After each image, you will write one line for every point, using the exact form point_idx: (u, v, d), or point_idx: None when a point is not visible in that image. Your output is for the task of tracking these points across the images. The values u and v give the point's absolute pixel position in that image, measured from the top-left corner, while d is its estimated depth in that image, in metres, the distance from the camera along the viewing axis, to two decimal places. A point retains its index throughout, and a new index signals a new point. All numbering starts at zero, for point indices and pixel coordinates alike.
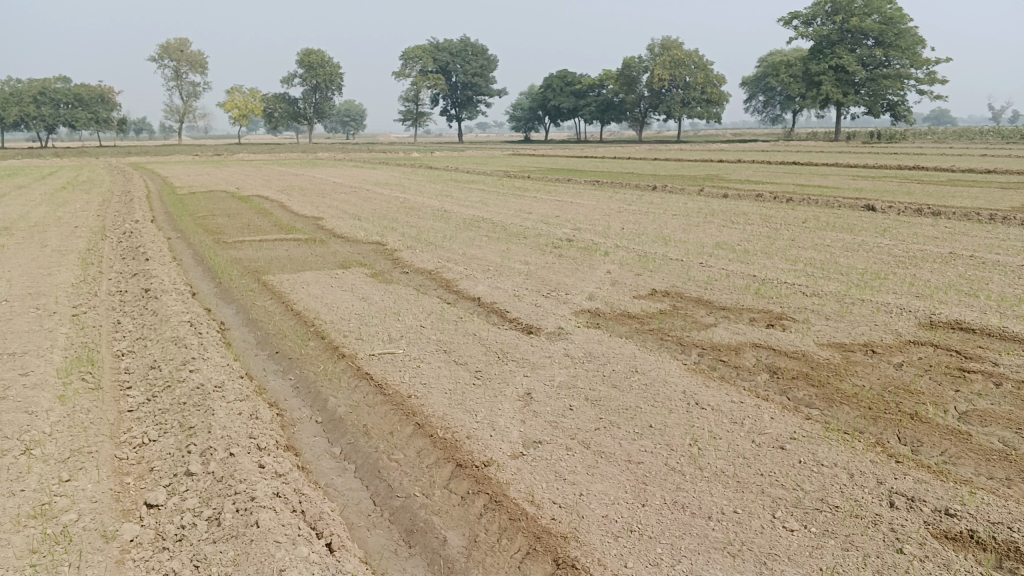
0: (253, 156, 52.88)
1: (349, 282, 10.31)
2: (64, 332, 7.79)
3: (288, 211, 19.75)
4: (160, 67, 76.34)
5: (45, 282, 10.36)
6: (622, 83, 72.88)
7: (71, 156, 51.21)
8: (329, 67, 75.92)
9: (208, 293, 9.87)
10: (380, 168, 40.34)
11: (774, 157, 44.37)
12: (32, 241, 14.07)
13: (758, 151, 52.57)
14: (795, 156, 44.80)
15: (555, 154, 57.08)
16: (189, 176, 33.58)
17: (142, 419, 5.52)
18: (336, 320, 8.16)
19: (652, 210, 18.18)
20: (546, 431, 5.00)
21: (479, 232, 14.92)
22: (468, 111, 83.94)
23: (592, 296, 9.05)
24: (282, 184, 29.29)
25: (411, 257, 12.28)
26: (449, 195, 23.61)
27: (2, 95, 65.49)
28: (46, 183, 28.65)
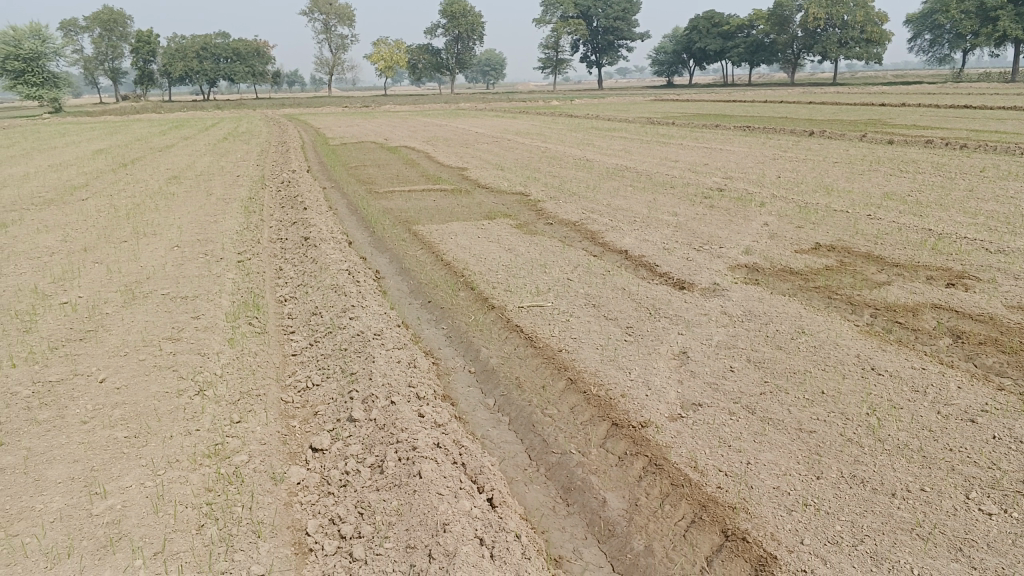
0: (399, 107, 54.04)
1: (496, 232, 10.30)
2: (231, 277, 8.16)
3: (433, 161, 20.02)
4: (310, 21, 78.86)
5: (213, 229, 10.91)
6: (774, 24, 69.20)
7: (231, 109, 53.94)
8: (471, 17, 76.06)
9: (362, 242, 10.11)
10: (521, 117, 40.24)
11: (942, 100, 41.03)
12: (200, 190, 14.90)
13: (923, 94, 48.84)
14: (966, 98, 41.27)
15: (700, 100, 55.13)
16: (339, 127, 34.70)
17: (305, 364, 5.70)
18: (485, 270, 8.15)
19: (808, 159, 17.20)
20: (707, 393, 4.76)
21: (626, 182, 14.59)
22: (608, 57, 82.21)
23: (749, 250, 8.63)
24: (427, 134, 29.75)
25: (557, 207, 12.14)
26: (592, 144, 23.24)
27: (170, 52, 69.64)
28: (211, 135, 30.29)
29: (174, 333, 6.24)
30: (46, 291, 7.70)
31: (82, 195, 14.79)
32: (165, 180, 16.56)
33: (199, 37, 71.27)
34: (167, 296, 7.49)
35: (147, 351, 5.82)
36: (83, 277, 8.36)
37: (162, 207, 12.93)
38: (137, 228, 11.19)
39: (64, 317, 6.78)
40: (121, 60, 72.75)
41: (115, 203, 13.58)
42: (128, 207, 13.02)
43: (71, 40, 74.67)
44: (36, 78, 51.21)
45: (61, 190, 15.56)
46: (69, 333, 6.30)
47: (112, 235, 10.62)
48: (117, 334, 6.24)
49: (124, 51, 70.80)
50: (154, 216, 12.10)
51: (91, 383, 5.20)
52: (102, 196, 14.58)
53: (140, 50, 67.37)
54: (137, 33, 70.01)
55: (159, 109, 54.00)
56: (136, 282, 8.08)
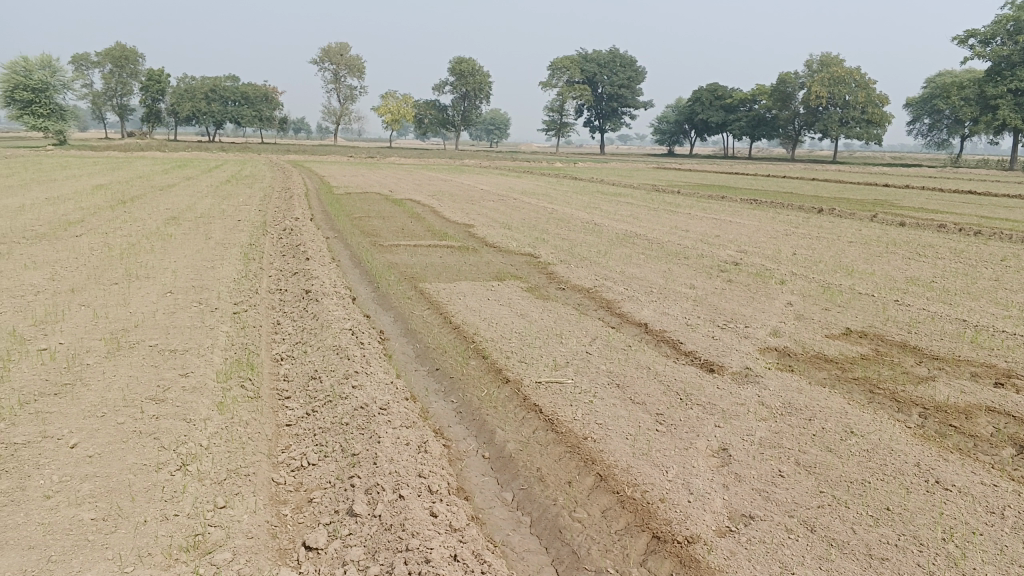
0: (403, 160, 54.10)
1: (507, 295, 9.80)
2: (225, 330, 7.62)
3: (439, 217, 19.61)
4: (320, 70, 79.67)
5: (208, 275, 10.40)
6: (777, 100, 70.01)
7: (235, 152, 53.82)
8: (479, 75, 76.75)
9: (365, 298, 9.59)
10: (526, 177, 40.10)
11: (945, 184, 41.12)
12: (198, 232, 14.43)
13: (924, 177, 48.97)
14: (970, 183, 41.37)
15: (702, 170, 55.26)
16: (343, 176, 34.46)
17: (300, 438, 5.12)
18: (497, 336, 7.62)
19: (822, 236, 16.83)
20: (758, 504, 4.22)
21: (637, 249, 14.16)
22: (612, 122, 82.99)
23: (777, 331, 8.15)
24: (432, 188, 29.47)
25: (568, 271, 11.67)
26: (599, 208, 22.92)
27: (179, 92, 70.02)
28: (213, 176, 29.99)
29: (158, 392, 5.67)
30: (24, 335, 7.14)
31: (76, 231, 14.30)
32: (163, 220, 16.09)
33: (209, 78, 71.68)
34: (154, 349, 6.93)
35: (126, 412, 5.23)
36: (67, 320, 7.81)
37: (157, 249, 12.42)
38: (129, 269, 10.67)
39: (40, 366, 6.22)
40: (129, 97, 73.06)
41: (109, 241, 13.08)
42: (121, 247, 12.51)
43: (81, 75, 75.08)
44: (42, 109, 51.13)
45: (54, 225, 15.07)
46: (43, 386, 5.73)
47: (102, 276, 10.10)
48: (96, 390, 5.67)
49: (133, 88, 71.13)
50: (148, 258, 11.59)
51: (60, 448, 4.62)
52: (96, 233, 14.09)
53: (149, 88, 67.83)
54: (147, 72, 70.49)
55: (163, 147, 53.89)
56: (122, 330, 7.51)
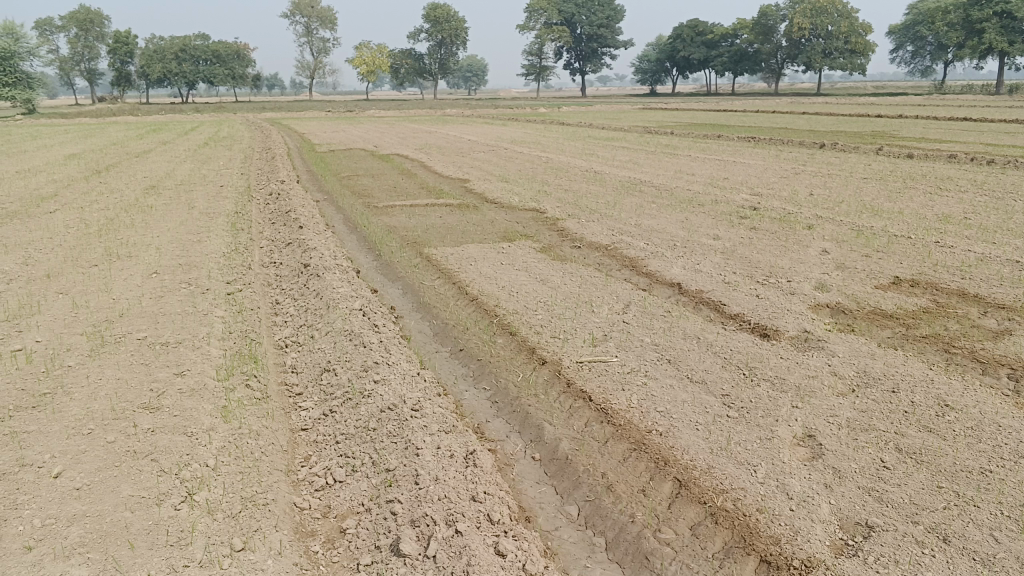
0: (383, 113, 52.81)
1: (520, 257, 9.06)
2: (219, 316, 6.86)
3: (430, 172, 18.73)
4: (292, 24, 77.50)
5: (196, 251, 9.60)
6: (759, 33, 68.52)
7: (211, 113, 52.24)
8: (454, 22, 74.50)
9: (369, 269, 8.84)
10: (512, 125, 38.99)
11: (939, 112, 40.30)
12: (180, 202, 13.60)
13: (912, 105, 48.04)
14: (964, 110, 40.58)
15: (688, 108, 54.20)
16: (325, 133, 33.38)
17: (321, 448, 4.43)
18: (520, 306, 6.90)
19: (834, 174, 16.09)
20: (873, 509, 3.57)
21: (646, 198, 13.40)
22: (592, 64, 81.36)
23: (824, 285, 7.48)
24: (418, 142, 28.45)
25: (580, 225, 10.92)
26: (595, 154, 22.06)
27: (148, 53, 68.03)
28: (191, 139, 28.97)
29: (151, 398, 4.95)
30: None
31: (50, 207, 13.41)
32: (142, 191, 15.17)
33: (178, 37, 69.28)
34: (144, 342, 6.18)
35: (117, 428, 4.51)
36: (43, 312, 7.03)
37: (138, 223, 11.58)
38: (109, 248, 9.87)
39: (15, 373, 5.47)
40: (97, 62, 70.87)
41: (86, 217, 12.22)
42: (99, 222, 11.68)
43: (46, 39, 72.58)
44: (7, 77, 49.32)
45: (26, 201, 14.20)
46: (18, 399, 4.99)
47: (80, 258, 9.29)
48: (80, 399, 4.95)
49: (100, 51, 68.91)
50: (129, 234, 10.76)
51: (41, 480, 3.91)
52: (71, 208, 13.21)
53: (117, 50, 65.93)
54: (113, 34, 68.44)
55: (136, 111, 52.31)
56: (106, 321, 6.75)
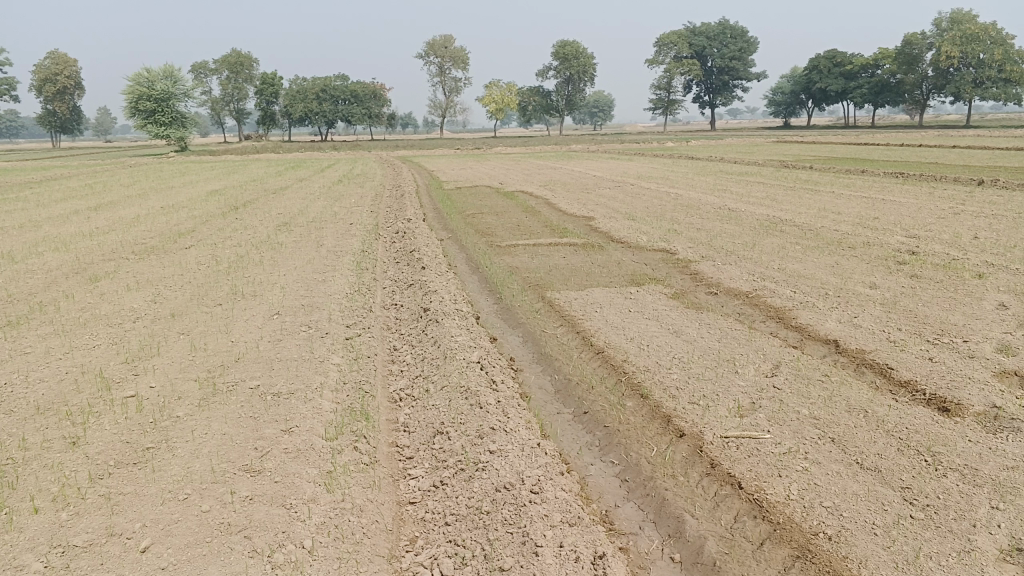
0: (511, 149, 53.19)
1: (651, 302, 8.40)
2: (333, 363, 6.56)
3: (555, 210, 18.30)
4: (425, 63, 79.87)
5: (318, 291, 9.46)
6: (901, 64, 65.08)
7: (346, 150, 54.08)
8: (582, 58, 74.66)
9: (490, 314, 8.41)
10: (639, 161, 38.20)
11: None
12: (309, 239, 13.70)
13: None
14: None
15: (824, 141, 51.79)
16: (453, 169, 33.77)
17: (428, 529, 3.92)
18: (653, 360, 6.26)
19: (1000, 214, 14.56)
20: None
21: (788, 239, 12.43)
22: (722, 98, 79.59)
23: (1009, 347, 6.46)
24: (543, 178, 28.17)
25: (716, 268, 10.14)
26: (729, 190, 21.05)
27: (290, 93, 71.53)
28: (326, 176, 29.85)
29: (253, 459, 4.61)
30: (113, 378, 6.27)
31: (186, 243, 13.77)
32: (274, 227, 15.44)
33: (318, 77, 72.45)
34: (255, 391, 5.92)
35: (214, 495, 4.16)
36: (162, 355, 6.93)
37: (266, 261, 11.64)
38: (236, 286, 9.88)
39: (124, 423, 5.28)
40: (245, 102, 75.14)
41: (218, 253, 12.43)
42: (230, 260, 11.84)
43: (199, 82, 77.53)
44: (164, 117, 52.79)
45: (167, 237, 14.70)
46: (121, 454, 4.76)
47: (206, 296, 9.31)
48: (183, 457, 4.67)
49: (248, 92, 72.97)
50: (255, 272, 10.79)
51: (127, 555, 3.57)
52: (205, 245, 13.50)
53: (263, 91, 69.66)
54: (260, 76, 72.44)
55: (278, 149, 54.84)
56: (221, 366, 6.56)
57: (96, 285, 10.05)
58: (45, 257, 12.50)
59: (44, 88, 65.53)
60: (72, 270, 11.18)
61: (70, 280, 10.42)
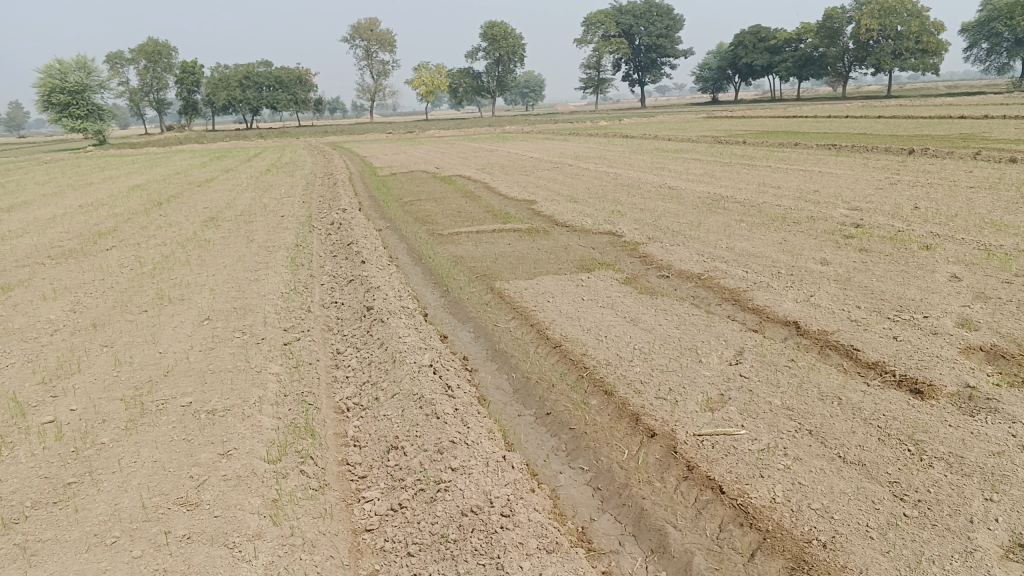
0: (443, 133, 52.48)
1: (604, 289, 8.11)
2: (273, 373, 6.10)
3: (495, 194, 17.91)
4: (352, 47, 78.27)
5: (252, 292, 8.92)
6: (824, 37, 66.22)
7: (274, 139, 52.65)
8: (511, 39, 74.04)
9: (436, 308, 8.03)
10: (574, 140, 37.98)
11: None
12: (239, 235, 13.07)
13: (994, 105, 45.38)
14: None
15: (754, 115, 52.41)
16: (385, 155, 33.09)
17: (389, 562, 3.54)
18: (613, 352, 5.97)
19: (935, 184, 14.72)
20: None
21: (733, 216, 12.30)
22: (652, 75, 79.99)
23: (970, 321, 6.35)
24: (480, 161, 27.69)
25: (665, 250, 9.91)
26: (667, 168, 20.94)
27: (213, 82, 69.28)
28: (254, 166, 28.86)
29: (188, 491, 4.16)
30: (27, 403, 5.70)
31: (107, 244, 12.99)
32: (202, 224, 14.70)
33: (242, 64, 70.38)
34: (188, 409, 5.43)
35: (146, 538, 3.70)
36: (83, 372, 6.36)
37: (194, 260, 11.01)
38: (162, 290, 9.26)
39: (40, 455, 4.75)
40: (166, 92, 72.55)
41: (142, 255, 11.72)
42: (155, 260, 11.17)
43: (116, 73, 74.47)
44: (80, 110, 50.47)
45: (85, 238, 13.85)
46: (38, 493, 4.25)
47: (130, 303, 8.68)
48: (109, 493, 4.18)
49: (168, 81, 70.42)
50: (183, 274, 10.16)
51: None
52: (128, 245, 12.74)
53: (184, 80, 67.31)
54: (180, 64, 69.95)
55: (203, 139, 53.05)
56: (149, 382, 6.04)
57: (8, 296, 9.30)
58: None
59: None
60: None
61: None
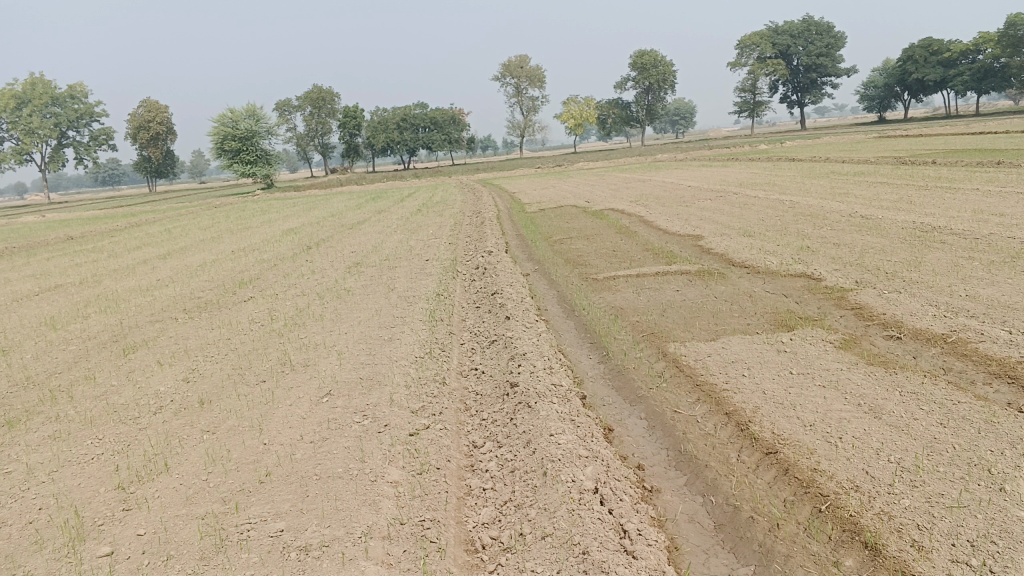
0: (592, 165, 51.15)
1: (817, 357, 6.25)
2: (390, 482, 4.66)
3: (654, 229, 16.19)
4: (501, 85, 79.00)
5: (380, 355, 7.64)
6: (1005, 46, 60.23)
7: (425, 178, 53.14)
8: (662, 66, 71.94)
9: (595, 382, 6.44)
10: (732, 167, 35.54)
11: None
12: (380, 283, 12.06)
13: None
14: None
15: (931, 133, 47.90)
16: (536, 190, 32.05)
17: None
18: (858, 475, 4.17)
19: None
20: None
21: (958, 254, 10.03)
22: (811, 96, 75.51)
23: None
24: (633, 193, 26.00)
25: (883, 302, 7.90)
26: (849, 194, 18.52)
27: (371, 125, 71.50)
28: (406, 206, 28.51)
29: None
30: (91, 521, 4.54)
31: (245, 295, 12.28)
32: (343, 270, 13.83)
33: (398, 107, 72.33)
34: (276, 542, 4.06)
35: None
36: (170, 473, 5.19)
37: (328, 314, 9.98)
38: (286, 353, 8.18)
39: None
40: (328, 136, 75.45)
41: (276, 308, 10.82)
42: (289, 315, 10.24)
43: (282, 119, 78.25)
44: (249, 156, 52.91)
45: (226, 288, 13.28)
46: None
47: (247, 371, 7.61)
48: None
49: (330, 126, 73.30)
50: (312, 332, 9.08)
51: None
52: (264, 296, 11.94)
53: (344, 124, 69.88)
54: (340, 109, 72.68)
55: (360, 180, 54.37)
56: (240, 495, 4.74)
57: (128, 361, 8.49)
58: (90, 322, 11.15)
59: (137, 136, 66.81)
60: (110, 340, 9.72)
61: (102, 355, 8.92)
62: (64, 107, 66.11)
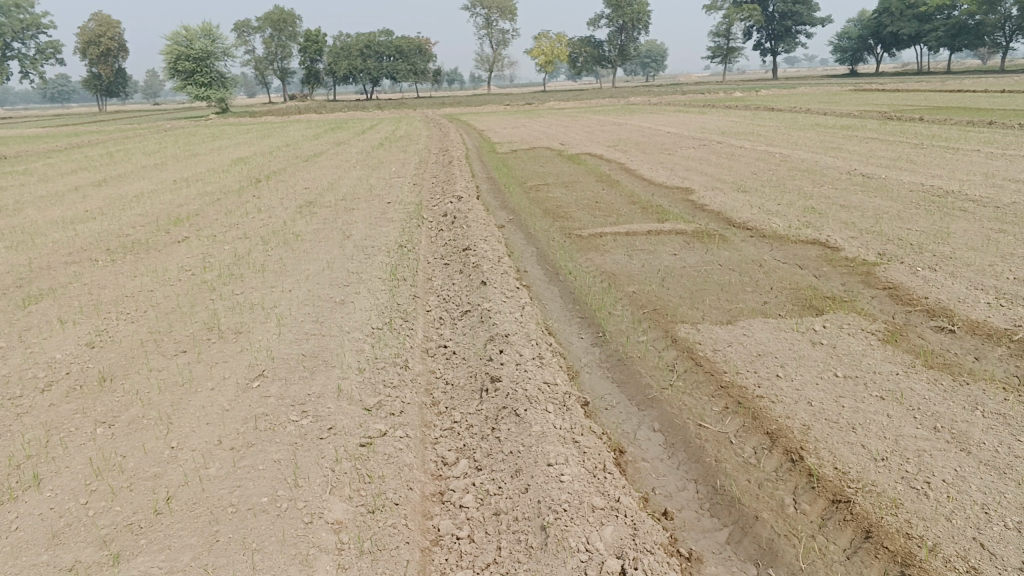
0: (562, 104, 49.29)
1: (864, 357, 5.12)
2: (330, 528, 3.43)
3: (638, 178, 14.96)
4: (472, 16, 76.07)
5: (329, 324, 6.34)
6: (981, 3, 59.04)
7: (390, 109, 50.99)
8: (637, 6, 69.64)
9: (592, 375, 5.24)
10: (710, 113, 34.28)
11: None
12: (334, 227, 10.69)
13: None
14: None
15: (905, 88, 46.99)
16: (504, 128, 30.45)
17: None
18: (970, 547, 3.06)
19: None
20: None
21: (985, 225, 8.96)
22: (784, 45, 73.99)
23: None
24: (610, 136, 24.64)
25: (919, 282, 6.80)
26: (841, 150, 17.42)
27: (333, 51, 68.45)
28: (368, 139, 26.81)
29: None
30: None
31: (180, 235, 10.81)
32: (295, 210, 12.39)
33: (363, 35, 69.30)
34: None
35: None
36: (39, 490, 3.90)
37: (271, 264, 8.62)
38: (216, 314, 6.84)
39: None
40: (289, 61, 72.19)
41: (212, 253, 9.40)
42: (227, 262, 8.85)
43: (242, 40, 74.65)
44: (204, 78, 50.11)
45: (161, 224, 11.76)
46: None
47: (166, 336, 6.27)
48: None
49: (291, 50, 70.02)
50: (252, 286, 7.73)
51: None
52: (202, 238, 10.49)
53: (307, 50, 66.74)
54: (302, 33, 69.36)
55: (320, 109, 51.97)
56: (124, 534, 3.47)
57: (24, 315, 7.08)
58: None
59: (86, 51, 63.09)
60: (10, 285, 8.26)
61: None
62: (6, 15, 61.82)
